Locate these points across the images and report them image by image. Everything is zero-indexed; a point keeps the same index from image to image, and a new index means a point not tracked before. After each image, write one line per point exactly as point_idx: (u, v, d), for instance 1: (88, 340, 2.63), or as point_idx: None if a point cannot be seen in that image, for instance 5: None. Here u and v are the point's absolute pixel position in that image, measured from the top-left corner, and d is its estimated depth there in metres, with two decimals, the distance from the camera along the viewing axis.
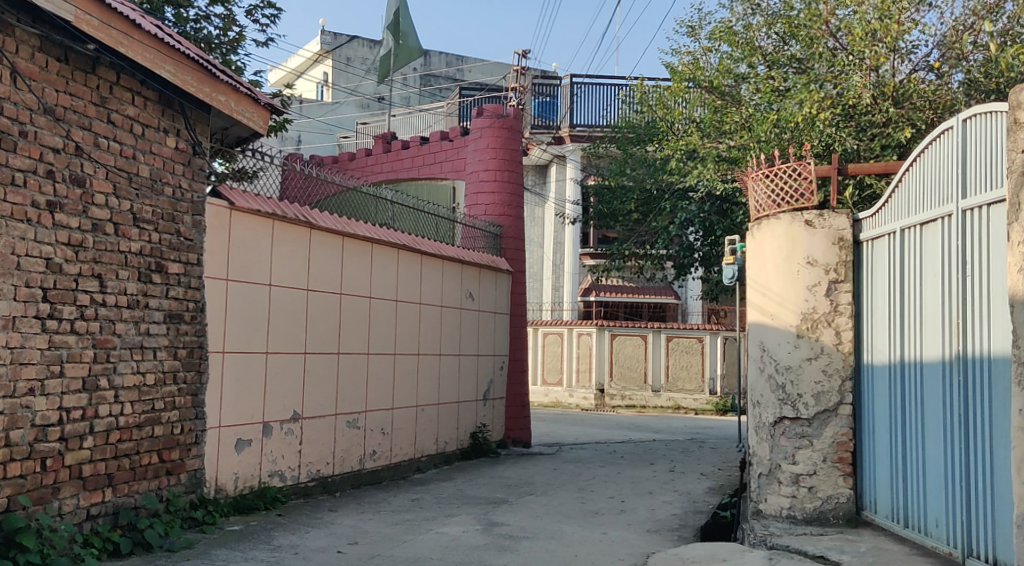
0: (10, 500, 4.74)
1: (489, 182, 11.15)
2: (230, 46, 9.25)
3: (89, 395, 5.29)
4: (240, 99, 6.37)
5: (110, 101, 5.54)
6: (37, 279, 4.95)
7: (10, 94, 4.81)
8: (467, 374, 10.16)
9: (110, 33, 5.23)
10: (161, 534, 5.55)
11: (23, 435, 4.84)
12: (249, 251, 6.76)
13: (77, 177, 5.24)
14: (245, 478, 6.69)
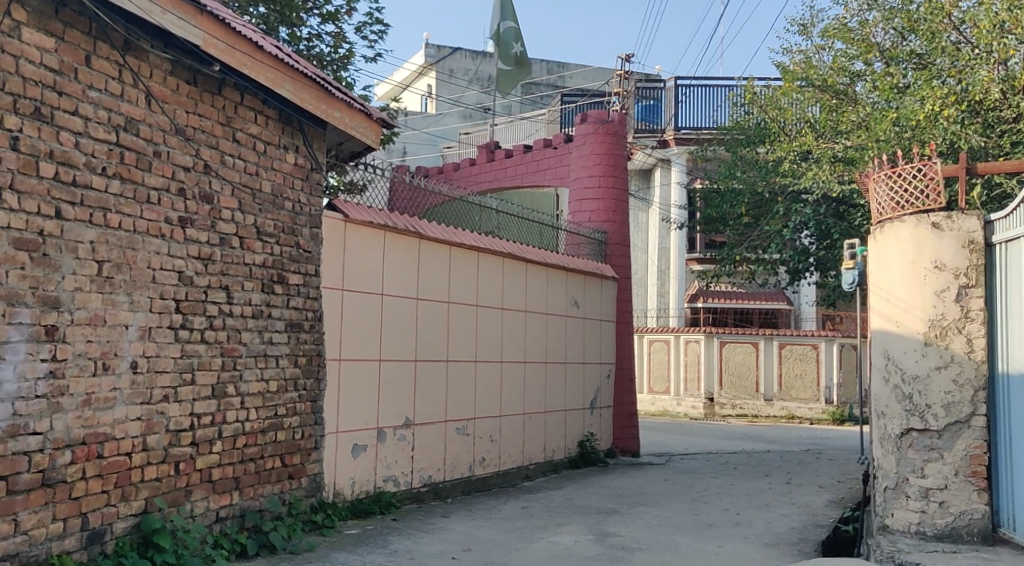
0: (148, 501, 4.99)
1: (594, 189, 11.11)
2: (341, 63, 9.53)
3: (217, 401, 5.52)
4: (354, 115, 6.54)
5: (235, 121, 5.78)
6: (171, 291, 5.20)
7: (145, 117, 5.07)
8: (574, 382, 10.14)
9: (235, 55, 5.43)
10: (284, 537, 5.74)
11: (159, 440, 5.09)
12: (362, 260, 6.93)
13: (206, 194, 5.49)
14: (362, 482, 6.84)
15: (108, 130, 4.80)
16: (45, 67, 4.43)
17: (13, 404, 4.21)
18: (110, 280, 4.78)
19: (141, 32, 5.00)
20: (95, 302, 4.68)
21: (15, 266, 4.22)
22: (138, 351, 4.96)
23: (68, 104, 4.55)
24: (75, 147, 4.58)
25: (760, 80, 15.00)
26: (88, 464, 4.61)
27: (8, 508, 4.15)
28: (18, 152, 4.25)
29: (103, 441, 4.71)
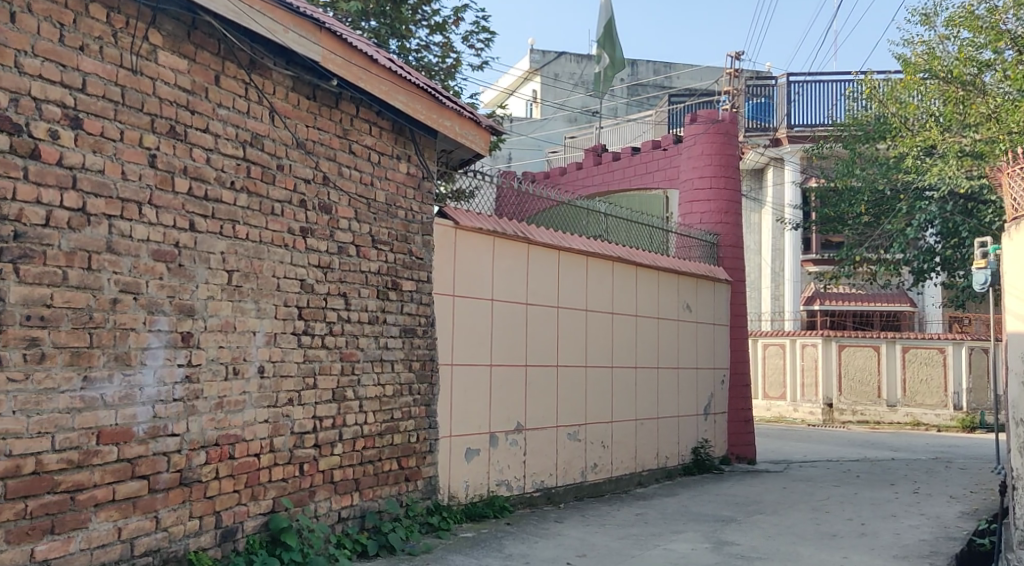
0: (275, 501, 5.19)
1: (704, 190, 10.92)
2: (448, 73, 9.70)
3: (337, 404, 5.69)
4: (463, 123, 6.64)
5: (351, 133, 5.94)
6: (294, 299, 5.39)
7: (269, 132, 5.28)
8: (687, 388, 9.97)
9: (351, 69, 5.56)
10: (402, 539, 5.86)
11: (285, 442, 5.28)
12: (472, 266, 7.02)
13: (325, 205, 5.67)
14: (475, 486, 6.92)
15: (236, 145, 5.02)
16: (179, 87, 4.66)
17: (153, 407, 4.45)
18: (239, 288, 5.00)
19: (265, 51, 5.21)
20: (226, 309, 4.90)
21: (154, 277, 4.46)
22: (264, 356, 5.17)
23: (199, 122, 4.78)
24: (206, 163, 4.80)
25: (881, 74, 14.48)
26: (221, 464, 4.83)
27: (150, 506, 4.40)
28: (155, 169, 4.48)
29: (234, 443, 4.92)
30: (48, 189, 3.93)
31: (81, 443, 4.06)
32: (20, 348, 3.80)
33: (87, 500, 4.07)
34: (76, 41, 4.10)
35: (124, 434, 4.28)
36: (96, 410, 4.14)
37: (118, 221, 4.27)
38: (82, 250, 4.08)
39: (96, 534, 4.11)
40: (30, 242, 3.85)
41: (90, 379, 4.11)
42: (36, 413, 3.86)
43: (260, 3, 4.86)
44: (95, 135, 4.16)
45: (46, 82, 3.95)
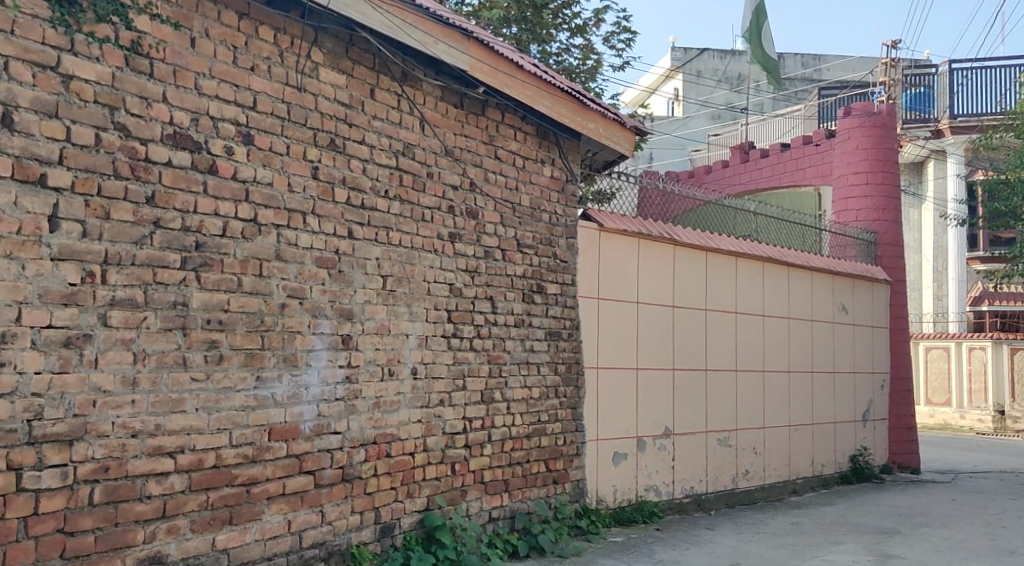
0: (430, 499, 5.32)
1: (860, 187, 10.45)
2: (588, 75, 9.71)
3: (486, 406, 5.74)
4: (608, 125, 6.59)
5: (497, 139, 5.97)
6: (444, 303, 5.47)
7: (420, 141, 5.36)
8: (843, 393, 9.55)
9: (498, 76, 5.61)
10: (553, 540, 5.90)
11: (437, 441, 5.40)
12: (617, 268, 6.98)
13: (472, 210, 5.71)
14: (624, 491, 6.88)
15: (389, 155, 5.14)
16: (338, 102, 4.84)
17: (317, 406, 4.66)
18: (393, 293, 5.13)
19: (416, 63, 5.29)
20: (381, 313, 5.05)
21: (317, 282, 4.66)
22: (417, 358, 5.28)
23: (356, 134, 4.94)
24: (362, 173, 4.95)
25: None
26: (379, 462, 5.00)
27: (316, 500, 4.62)
28: (317, 180, 4.68)
29: (390, 441, 5.08)
30: (225, 202, 4.19)
31: (254, 440, 4.31)
32: (201, 349, 4.07)
33: (261, 494, 4.32)
34: (247, 61, 4.34)
35: (292, 432, 4.50)
36: (267, 408, 4.38)
37: (286, 230, 4.49)
38: (254, 258, 4.32)
39: (269, 525, 4.36)
40: (209, 251, 4.11)
41: (262, 379, 4.36)
42: (215, 411, 4.12)
43: (412, 16, 4.98)
44: (264, 150, 4.40)
45: (222, 101, 4.20)
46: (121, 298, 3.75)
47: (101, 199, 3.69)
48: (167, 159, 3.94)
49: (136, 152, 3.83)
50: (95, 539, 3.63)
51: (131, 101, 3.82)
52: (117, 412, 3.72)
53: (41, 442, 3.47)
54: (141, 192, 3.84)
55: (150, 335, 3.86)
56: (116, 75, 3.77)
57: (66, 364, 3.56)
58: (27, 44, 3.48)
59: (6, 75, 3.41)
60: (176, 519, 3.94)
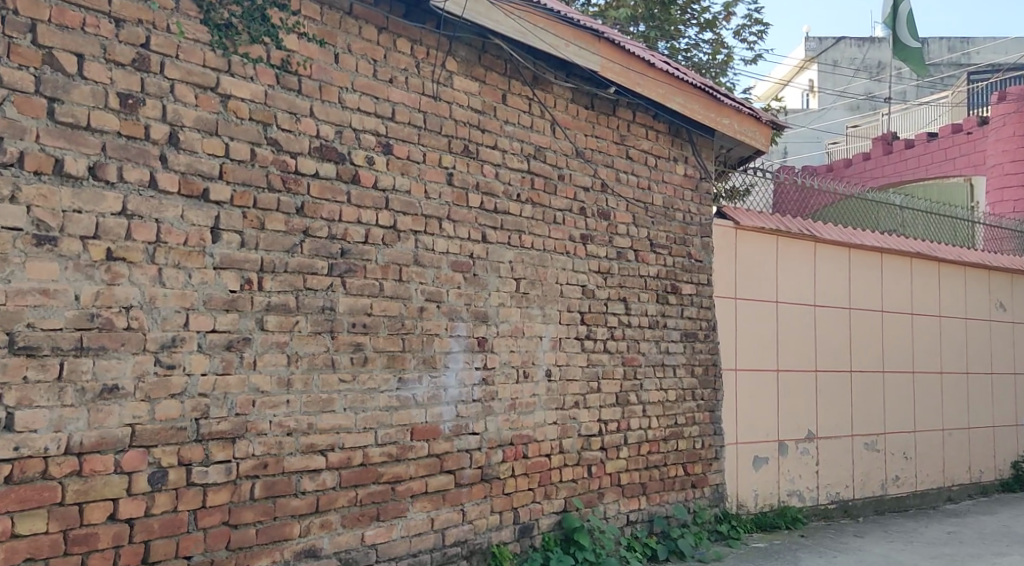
0: (567, 501, 5.34)
1: (1017, 175, 9.81)
2: (719, 69, 9.52)
3: (622, 408, 5.70)
4: (743, 120, 6.44)
5: (629, 138, 5.91)
6: (576, 305, 5.44)
7: (552, 144, 5.37)
8: (1002, 395, 8.97)
9: (629, 75, 5.55)
10: (692, 545, 5.81)
11: (573, 443, 5.40)
12: (754, 267, 6.81)
13: (604, 212, 5.67)
14: (765, 496, 6.69)
15: (521, 159, 5.17)
16: (472, 109, 4.90)
17: (456, 407, 4.74)
18: (527, 295, 5.14)
19: (547, 66, 5.30)
20: (516, 315, 5.07)
21: (454, 286, 4.74)
22: (551, 361, 5.27)
23: (490, 139, 4.99)
24: (495, 177, 5.00)
25: None
26: (516, 463, 5.05)
27: (457, 499, 4.72)
28: (453, 186, 4.76)
29: (527, 443, 5.12)
30: (367, 211, 4.33)
31: (398, 439, 4.44)
32: (348, 352, 4.22)
33: (405, 492, 4.46)
34: (387, 74, 4.48)
35: (433, 432, 4.61)
36: (409, 409, 4.50)
37: (423, 236, 4.60)
38: (395, 263, 4.44)
39: (414, 522, 4.49)
40: (354, 257, 4.26)
41: (405, 380, 4.48)
42: (362, 411, 4.28)
43: (543, 20, 5.01)
44: (402, 158, 4.52)
45: (364, 113, 4.35)
46: (275, 304, 3.95)
47: (256, 210, 3.90)
48: (314, 171, 4.13)
49: (287, 165, 4.02)
50: (256, 532, 3.84)
51: (282, 117, 4.02)
52: (273, 411, 3.93)
53: (207, 439, 3.70)
54: (292, 204, 4.03)
55: (301, 339, 4.04)
56: (268, 93, 3.98)
57: (228, 366, 3.78)
58: (190, 66, 3.71)
59: (172, 96, 3.65)
60: (328, 515, 4.12)
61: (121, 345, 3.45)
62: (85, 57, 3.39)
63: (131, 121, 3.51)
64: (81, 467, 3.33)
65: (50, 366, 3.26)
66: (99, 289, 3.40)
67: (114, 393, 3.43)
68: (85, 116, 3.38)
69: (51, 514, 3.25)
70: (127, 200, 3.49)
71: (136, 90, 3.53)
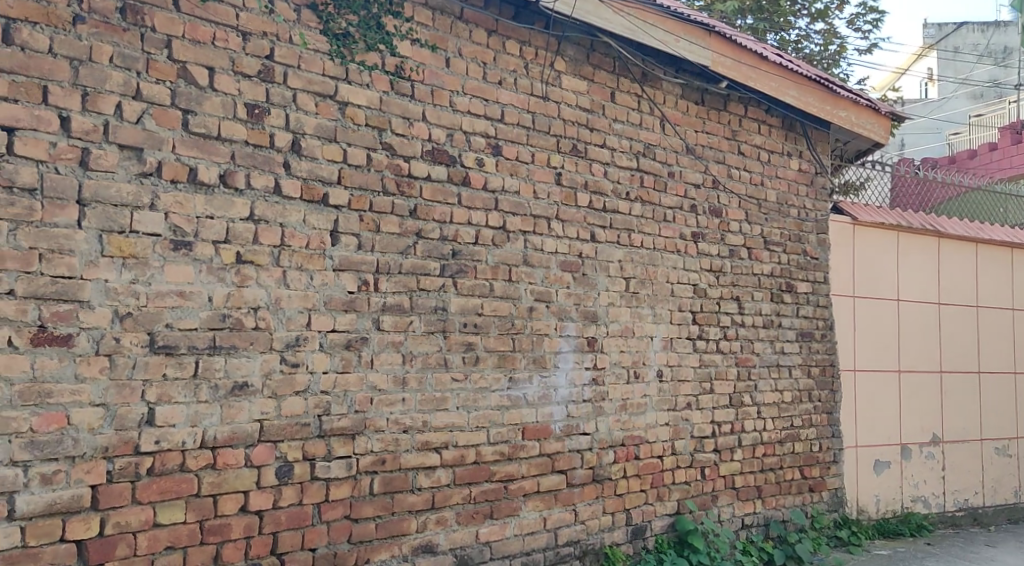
0: (680, 503, 5.27)
1: None
2: (831, 60, 9.22)
3: (735, 410, 5.59)
4: (860, 112, 6.22)
5: (741, 134, 5.79)
6: (687, 304, 5.37)
7: (661, 141, 5.31)
8: None
9: (741, 69, 5.44)
10: (811, 551, 5.65)
11: (685, 445, 5.33)
12: (873, 264, 6.56)
13: (716, 209, 5.57)
14: (887, 501, 6.45)
15: (630, 157, 5.14)
16: (580, 108, 4.90)
17: (567, 407, 4.74)
18: (637, 295, 5.10)
19: (656, 63, 5.25)
20: (625, 315, 5.04)
21: (563, 286, 4.74)
22: (662, 361, 5.22)
23: (598, 138, 4.98)
24: (604, 176, 4.99)
25: None
26: (628, 464, 5.02)
27: (569, 499, 4.73)
28: (561, 186, 4.77)
29: (639, 444, 5.08)
30: (477, 212, 4.39)
31: (510, 438, 4.47)
32: (460, 352, 4.29)
33: (517, 490, 4.49)
34: (496, 76, 4.52)
35: (544, 432, 4.63)
36: (520, 409, 4.52)
37: (532, 236, 4.62)
38: (505, 264, 4.48)
39: (527, 521, 4.52)
40: (465, 258, 4.33)
41: (515, 380, 4.51)
42: (474, 410, 4.33)
43: (653, 17, 4.96)
44: (512, 159, 4.56)
45: (474, 116, 4.41)
46: (391, 304, 4.05)
47: (372, 214, 4.01)
48: (427, 174, 4.21)
49: (401, 169, 4.12)
50: (375, 527, 3.95)
51: (396, 122, 4.12)
52: (390, 409, 4.02)
53: (329, 436, 3.82)
54: (406, 206, 4.12)
55: (416, 339, 4.13)
56: (383, 99, 4.08)
57: (347, 364, 3.90)
58: (311, 75, 3.84)
59: (294, 105, 3.79)
60: (444, 511, 4.20)
61: (249, 345, 3.61)
62: (215, 70, 3.56)
63: (257, 130, 3.67)
64: (214, 461, 3.49)
65: (187, 364, 3.44)
66: (230, 291, 3.56)
67: (244, 390, 3.59)
68: (216, 126, 3.55)
69: (188, 505, 3.43)
70: (254, 205, 3.64)
71: (261, 101, 3.68)
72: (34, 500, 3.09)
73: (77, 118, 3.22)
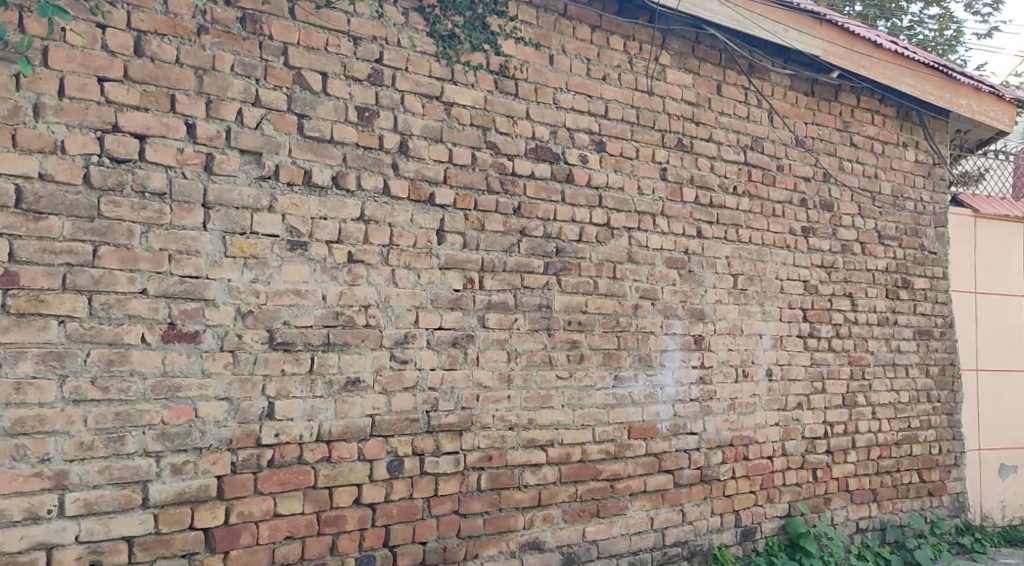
0: (791, 505, 5.15)
1: None
2: (948, 46, 8.81)
3: (849, 410, 5.41)
4: (983, 99, 5.91)
5: (853, 125, 5.59)
6: (797, 301, 5.23)
7: (769, 134, 5.18)
8: None
9: (854, 57, 5.25)
10: (931, 558, 5.42)
11: (797, 446, 5.19)
12: (997, 258, 6.28)
13: (827, 202, 5.40)
14: (1013, 507, 6.24)
15: (738, 151, 5.03)
16: (685, 102, 4.83)
17: (673, 406, 4.68)
18: (745, 291, 5.00)
19: (764, 54, 5.12)
20: (733, 313, 4.94)
21: (669, 283, 4.68)
22: (772, 360, 5.09)
23: (705, 132, 4.90)
24: (711, 171, 4.90)
25: None
26: (737, 464, 4.92)
27: (676, 499, 4.67)
28: (667, 182, 4.71)
29: (748, 444, 4.97)
30: (581, 209, 4.38)
31: (615, 437, 4.45)
32: (565, 349, 4.29)
33: (624, 489, 4.47)
34: (600, 72, 4.50)
35: (650, 431, 4.58)
36: (626, 407, 4.49)
37: (637, 233, 4.58)
38: (609, 261, 4.46)
39: (633, 520, 4.50)
40: (569, 256, 4.33)
41: (621, 378, 4.47)
42: (579, 408, 4.32)
43: (762, 6, 4.84)
44: (616, 155, 4.53)
45: (577, 113, 4.41)
46: (496, 302, 4.08)
47: (477, 212, 4.05)
48: (530, 172, 4.23)
49: (505, 168, 4.15)
50: (483, 522, 4.00)
51: (500, 121, 4.15)
52: (496, 406, 4.06)
53: (438, 431, 3.89)
54: (510, 204, 4.15)
55: (521, 336, 4.15)
56: (488, 98, 4.12)
57: (454, 361, 3.95)
58: (418, 77, 3.91)
59: (402, 107, 3.87)
60: (550, 508, 4.21)
61: (361, 342, 3.70)
62: (327, 75, 3.67)
63: (367, 132, 3.76)
64: (329, 454, 3.60)
65: (303, 360, 3.56)
66: (342, 290, 3.67)
67: (357, 386, 3.68)
68: (329, 129, 3.66)
69: (306, 496, 3.55)
70: (365, 206, 3.73)
71: (371, 103, 3.77)
72: (165, 488, 3.25)
73: (202, 125, 3.37)
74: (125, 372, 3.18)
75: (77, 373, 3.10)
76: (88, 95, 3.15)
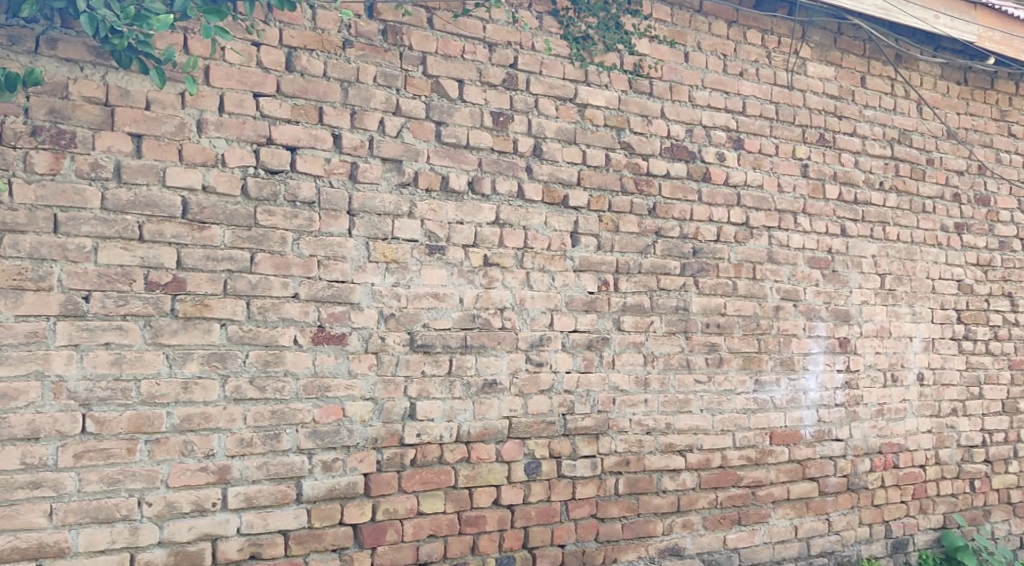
0: (946, 517, 4.89)
1: None
2: None
3: (1009, 417, 5.09)
4: None
5: (1011, 114, 5.24)
6: (951, 302, 4.94)
7: (918, 126, 4.93)
8: None
9: (1012, 43, 4.92)
10: None
11: (952, 455, 4.91)
12: None
13: (982, 197, 5.09)
14: None
15: (884, 145, 4.81)
16: (827, 95, 4.65)
17: (817, 412, 4.51)
18: (893, 292, 4.77)
19: (912, 42, 4.87)
20: (881, 314, 4.72)
21: (812, 284, 4.52)
22: (923, 363, 4.84)
23: (848, 126, 4.71)
24: (855, 166, 4.70)
25: None
26: (886, 473, 4.70)
27: (822, 507, 4.50)
28: (809, 178, 4.55)
29: (898, 452, 4.74)
30: (718, 208, 4.29)
31: (757, 443, 4.33)
32: (703, 352, 4.20)
33: (766, 497, 4.34)
34: (737, 67, 4.40)
35: (793, 437, 4.43)
36: (768, 412, 4.36)
37: (777, 232, 4.44)
38: (748, 261, 4.35)
39: (777, 528, 4.37)
40: (706, 256, 4.24)
41: (762, 382, 4.35)
42: (719, 412, 4.23)
43: None
44: (754, 152, 4.41)
45: (714, 110, 4.32)
46: (632, 304, 4.05)
47: (612, 214, 4.03)
48: (666, 172, 4.17)
49: (639, 168, 4.11)
50: (622, 526, 3.98)
51: (634, 121, 4.12)
52: (633, 410, 4.02)
53: (574, 434, 3.89)
54: (645, 205, 4.11)
55: (657, 339, 4.10)
56: (622, 99, 4.09)
57: (590, 364, 3.94)
58: (552, 80, 3.93)
59: (536, 111, 3.89)
60: (690, 515, 4.14)
61: (498, 344, 3.75)
62: (464, 82, 3.73)
63: (502, 137, 3.80)
64: (469, 454, 3.66)
65: (442, 361, 3.63)
66: (479, 293, 3.72)
67: (494, 387, 3.73)
68: (465, 135, 3.72)
69: (448, 495, 3.62)
70: (501, 209, 3.78)
71: (506, 108, 3.82)
72: (317, 485, 3.39)
73: (347, 135, 3.49)
74: (279, 373, 3.34)
75: (237, 373, 3.27)
76: (245, 110, 3.32)
